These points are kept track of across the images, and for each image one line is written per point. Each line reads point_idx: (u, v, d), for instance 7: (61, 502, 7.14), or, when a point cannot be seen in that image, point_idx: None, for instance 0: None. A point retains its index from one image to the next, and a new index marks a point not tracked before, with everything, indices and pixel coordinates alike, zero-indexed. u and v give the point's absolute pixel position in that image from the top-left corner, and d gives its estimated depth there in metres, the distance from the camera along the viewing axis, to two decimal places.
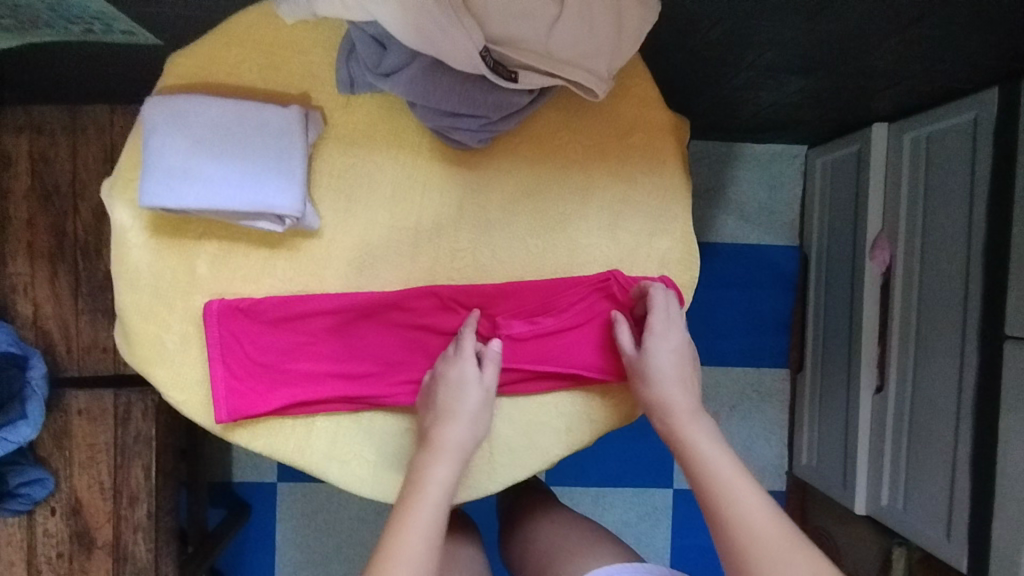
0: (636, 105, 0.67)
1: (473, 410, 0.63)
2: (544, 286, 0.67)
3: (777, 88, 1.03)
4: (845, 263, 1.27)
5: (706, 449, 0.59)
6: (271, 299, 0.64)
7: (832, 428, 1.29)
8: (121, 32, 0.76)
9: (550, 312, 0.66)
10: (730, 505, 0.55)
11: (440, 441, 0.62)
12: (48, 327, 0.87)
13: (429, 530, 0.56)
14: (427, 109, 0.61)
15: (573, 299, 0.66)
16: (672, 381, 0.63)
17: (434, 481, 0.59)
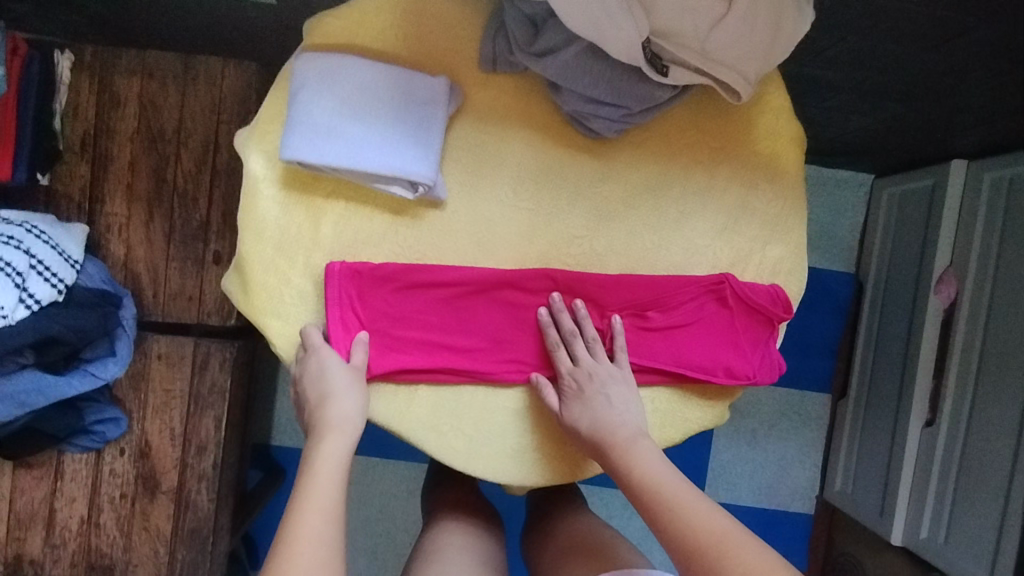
0: (767, 114, 0.68)
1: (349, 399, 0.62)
2: (660, 281, 0.67)
3: (869, 113, 1.04)
4: (905, 295, 1.27)
5: (640, 455, 0.59)
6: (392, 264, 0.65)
7: (874, 456, 1.29)
8: None
9: (662, 307, 0.67)
10: (667, 511, 0.54)
11: (328, 418, 0.61)
12: (138, 270, 0.88)
13: (323, 518, 0.54)
14: (572, 93, 0.62)
15: (687, 297, 0.67)
16: (601, 390, 0.64)
17: (325, 458, 0.58)
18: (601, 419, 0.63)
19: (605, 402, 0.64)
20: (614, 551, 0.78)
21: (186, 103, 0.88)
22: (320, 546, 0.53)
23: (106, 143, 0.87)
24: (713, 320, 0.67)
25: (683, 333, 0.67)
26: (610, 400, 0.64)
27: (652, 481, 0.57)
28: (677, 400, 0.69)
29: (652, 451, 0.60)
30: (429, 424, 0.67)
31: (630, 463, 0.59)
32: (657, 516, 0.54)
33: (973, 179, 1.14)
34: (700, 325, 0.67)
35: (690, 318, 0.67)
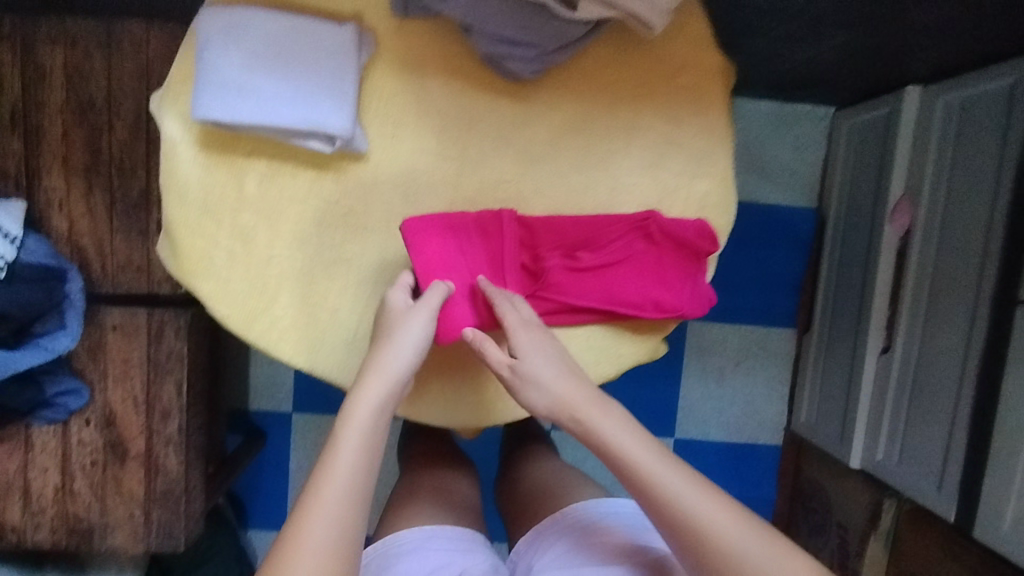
0: (688, 44, 0.67)
1: (402, 365, 0.59)
2: (586, 221, 0.67)
3: (817, 42, 1.01)
4: (863, 226, 1.28)
5: (608, 427, 0.57)
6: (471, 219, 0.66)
7: (835, 386, 1.32)
8: None
9: (593, 247, 0.67)
10: (655, 490, 0.54)
11: (377, 378, 0.58)
12: (84, 243, 0.88)
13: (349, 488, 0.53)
14: (483, 34, 0.61)
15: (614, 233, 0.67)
16: (549, 357, 0.60)
17: (360, 421, 0.56)
18: (549, 388, 0.59)
19: (551, 357, 0.60)
20: (566, 488, 0.81)
21: (114, 71, 0.86)
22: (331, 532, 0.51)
23: (38, 116, 0.86)
24: (643, 256, 0.68)
25: (613, 272, 0.68)
26: (558, 354, 0.61)
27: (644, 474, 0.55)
28: (611, 337, 0.71)
29: (615, 417, 0.58)
30: None
31: (600, 437, 0.57)
32: (666, 515, 0.53)
33: (926, 104, 1.13)
34: (630, 262, 0.68)
35: (620, 256, 0.67)
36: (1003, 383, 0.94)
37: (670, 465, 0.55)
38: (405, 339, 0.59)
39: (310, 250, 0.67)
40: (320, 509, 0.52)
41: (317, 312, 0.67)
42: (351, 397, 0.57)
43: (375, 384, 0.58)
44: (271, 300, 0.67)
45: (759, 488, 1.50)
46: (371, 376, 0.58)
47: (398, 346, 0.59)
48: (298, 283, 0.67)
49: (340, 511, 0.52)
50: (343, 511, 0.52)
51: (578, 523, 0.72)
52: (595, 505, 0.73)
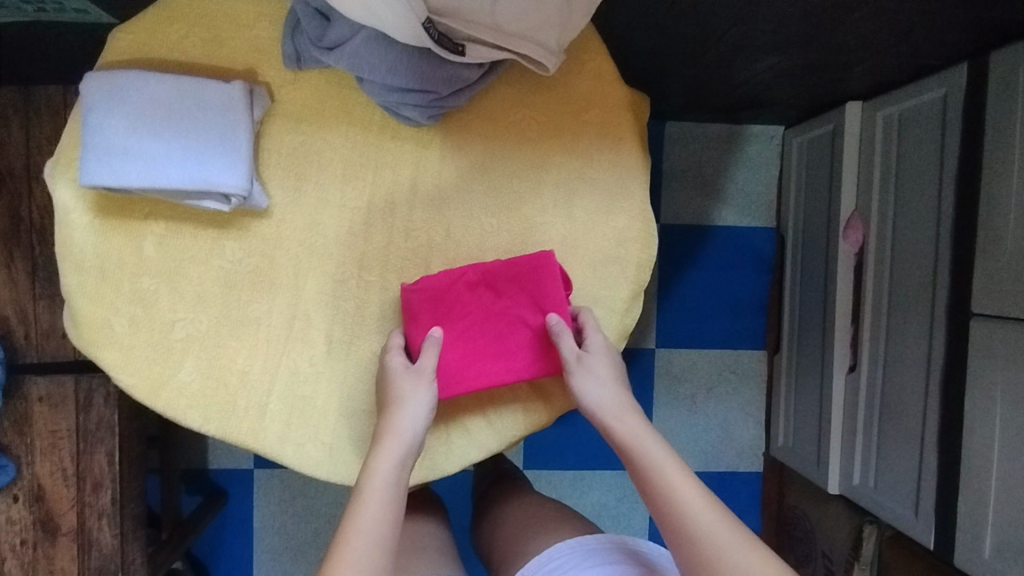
0: (591, 80, 0.66)
1: (416, 419, 0.60)
2: (461, 286, 0.64)
3: (748, 65, 1.01)
4: (820, 243, 1.26)
5: (646, 448, 0.58)
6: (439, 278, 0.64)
7: (807, 408, 1.29)
8: (74, 11, 0.74)
9: (475, 314, 0.64)
10: (672, 515, 0.54)
11: (391, 429, 0.59)
12: (6, 312, 0.86)
13: (376, 534, 0.53)
14: (375, 83, 0.60)
15: (489, 293, 0.64)
16: (605, 381, 0.62)
17: (378, 473, 0.56)
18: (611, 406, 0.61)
19: (610, 379, 0.62)
20: (513, 536, 0.76)
21: (33, 139, 0.85)
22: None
23: None
24: (524, 306, 0.64)
25: (512, 334, 0.64)
26: (617, 377, 0.63)
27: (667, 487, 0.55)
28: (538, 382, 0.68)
29: (649, 436, 0.58)
30: (283, 438, 0.66)
31: (636, 459, 0.58)
32: (676, 526, 0.53)
33: (869, 119, 1.13)
34: (512, 316, 0.64)
35: (501, 313, 0.64)
36: (966, 399, 0.91)
37: (695, 487, 0.55)
38: (416, 395, 0.60)
39: (215, 312, 0.64)
40: (345, 563, 0.51)
41: (227, 376, 0.65)
42: (374, 446, 0.58)
43: (385, 445, 0.58)
44: (178, 366, 0.64)
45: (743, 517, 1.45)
46: (389, 434, 0.59)
47: (404, 398, 0.60)
48: (206, 346, 0.64)
49: (368, 552, 0.52)
50: (370, 549, 0.53)
51: (565, 564, 0.65)
52: (584, 542, 0.67)
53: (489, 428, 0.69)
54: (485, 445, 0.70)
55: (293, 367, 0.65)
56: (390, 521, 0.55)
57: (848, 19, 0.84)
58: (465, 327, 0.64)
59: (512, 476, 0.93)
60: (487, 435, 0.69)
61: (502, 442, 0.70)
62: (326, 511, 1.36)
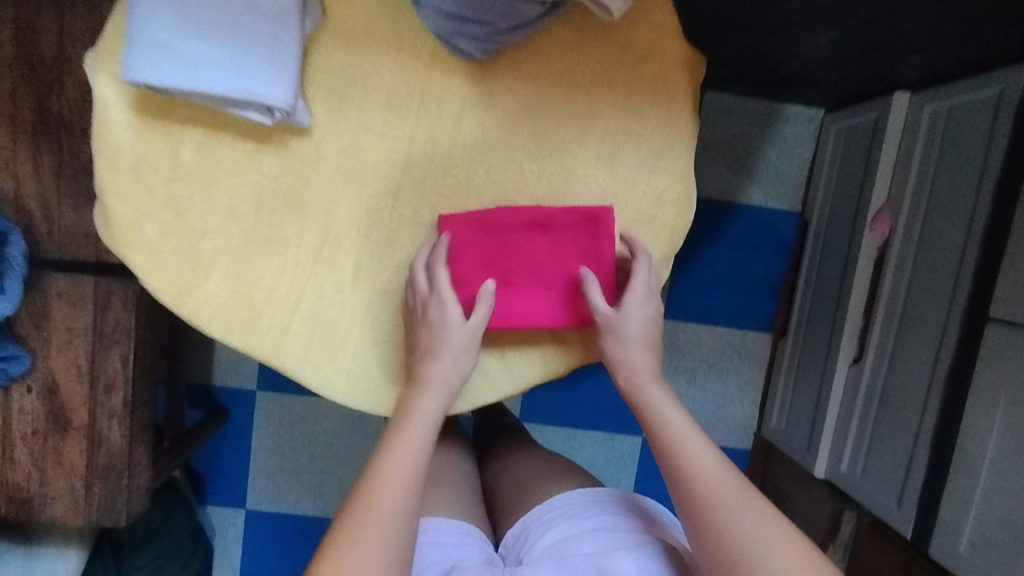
0: (651, 32, 0.64)
1: (455, 368, 0.62)
2: (515, 224, 0.64)
3: (804, 39, 0.98)
4: (843, 232, 1.25)
5: (661, 402, 0.61)
6: (489, 211, 0.64)
7: (805, 394, 1.31)
8: None
9: (524, 253, 0.65)
10: (685, 471, 0.56)
11: (429, 376, 0.62)
12: (30, 206, 0.85)
13: (416, 461, 0.56)
14: (433, 10, 0.58)
15: (542, 236, 0.65)
16: (637, 334, 0.64)
17: (421, 412, 0.60)
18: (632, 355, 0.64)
19: (640, 339, 0.64)
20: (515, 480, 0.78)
21: (66, 28, 0.82)
22: (400, 503, 0.53)
23: None
24: (573, 256, 0.65)
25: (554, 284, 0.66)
26: (648, 335, 0.65)
27: (676, 440, 0.58)
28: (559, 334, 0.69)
29: (686, 426, 0.59)
30: (305, 357, 0.66)
31: (650, 409, 0.61)
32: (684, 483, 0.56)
33: (914, 112, 1.11)
34: (560, 262, 0.66)
35: (550, 255, 0.65)
36: (968, 402, 0.92)
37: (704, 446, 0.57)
38: (456, 347, 0.62)
39: (245, 226, 0.64)
40: (384, 482, 0.54)
41: (252, 292, 0.65)
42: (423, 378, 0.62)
43: (425, 392, 0.61)
44: (205, 276, 0.64)
45: None
46: (429, 380, 0.62)
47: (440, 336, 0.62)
48: (233, 260, 0.64)
49: (409, 475, 0.55)
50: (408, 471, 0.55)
51: (566, 513, 0.68)
52: (583, 495, 0.70)
53: (506, 372, 0.70)
54: (501, 388, 0.70)
55: (319, 290, 0.66)
56: (426, 451, 0.58)
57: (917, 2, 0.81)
58: (511, 266, 0.65)
59: (514, 426, 0.95)
60: (501, 378, 0.70)
61: (517, 387, 0.70)
62: (324, 439, 1.39)
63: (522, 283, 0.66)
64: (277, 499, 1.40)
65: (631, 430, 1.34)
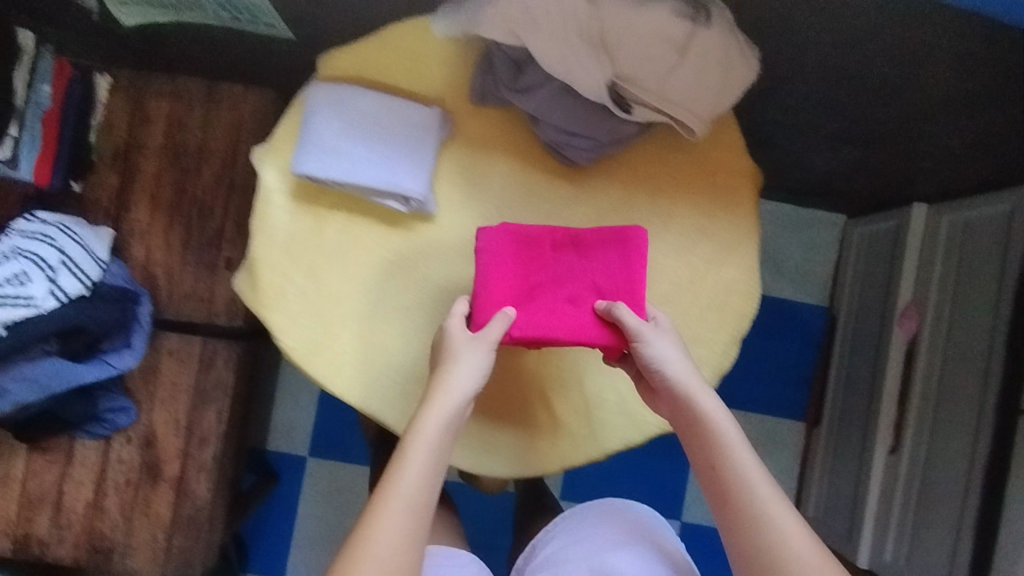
0: (724, 149, 0.77)
1: (470, 379, 0.65)
2: (547, 245, 0.71)
3: (834, 155, 1.12)
4: (872, 327, 1.34)
5: (716, 421, 0.64)
6: (526, 231, 0.71)
7: (843, 482, 1.34)
8: (264, 24, 0.94)
9: (554, 271, 0.70)
10: (738, 496, 0.61)
11: (447, 383, 0.64)
12: (156, 272, 0.95)
13: (425, 472, 0.61)
14: (549, 126, 0.71)
15: (573, 254, 0.71)
16: (672, 352, 0.67)
17: (434, 421, 0.62)
18: (678, 370, 0.66)
19: (674, 357, 0.67)
20: None
21: (209, 123, 0.97)
22: (405, 513, 0.59)
23: (134, 156, 0.95)
24: (597, 276, 0.70)
25: (578, 304, 0.69)
26: (682, 355, 0.68)
27: (733, 465, 0.62)
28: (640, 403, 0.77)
29: (743, 449, 0.63)
30: (412, 413, 0.73)
31: (703, 426, 0.65)
32: (739, 509, 0.61)
33: (933, 221, 1.23)
34: (586, 278, 0.70)
35: (582, 273, 0.70)
36: (1009, 491, 0.96)
37: (756, 471, 0.62)
38: (473, 358, 0.65)
39: (371, 297, 0.74)
40: (394, 494, 0.59)
41: (373, 352, 0.74)
42: (426, 402, 0.63)
43: (438, 399, 0.63)
44: (333, 338, 0.73)
45: None
46: (442, 387, 0.64)
47: (461, 353, 0.65)
48: (359, 324, 0.74)
49: (418, 487, 0.60)
50: (419, 485, 0.60)
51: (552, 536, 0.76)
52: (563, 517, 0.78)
53: (591, 436, 0.76)
54: (586, 453, 0.76)
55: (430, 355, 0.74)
56: (435, 462, 0.61)
57: None
58: (535, 286, 0.70)
59: None
60: (586, 442, 0.76)
61: (600, 453, 0.76)
62: None
63: (544, 300, 0.69)
64: (318, 570, 1.40)
65: (673, 513, 1.36)
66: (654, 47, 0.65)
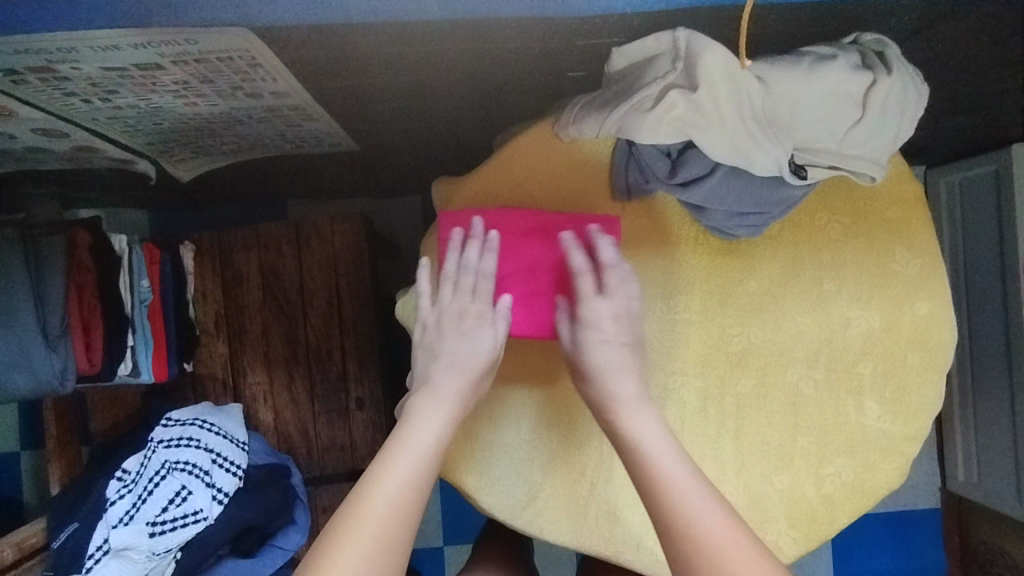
0: (889, 180, 0.71)
1: (468, 374, 0.57)
2: (517, 230, 0.63)
3: (929, 126, 1.07)
4: (989, 279, 1.28)
5: (624, 414, 0.54)
6: (495, 214, 0.63)
7: (995, 442, 1.28)
8: (329, 144, 0.88)
9: (523, 260, 0.63)
10: (668, 499, 0.49)
11: (435, 378, 0.57)
12: (289, 431, 0.91)
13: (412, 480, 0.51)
14: (718, 211, 0.65)
15: (546, 242, 0.63)
16: (611, 334, 0.57)
17: (424, 424, 0.54)
18: (598, 357, 0.56)
19: (607, 338, 0.57)
20: None
21: (302, 263, 0.90)
22: (389, 522, 0.48)
23: (237, 319, 0.90)
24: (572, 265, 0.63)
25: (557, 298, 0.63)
26: (619, 332, 0.57)
27: (650, 465, 0.51)
28: (863, 470, 0.70)
29: (649, 418, 0.54)
30: (630, 546, 0.68)
31: (616, 425, 0.54)
32: (657, 514, 0.49)
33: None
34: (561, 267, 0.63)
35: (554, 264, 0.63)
36: None
37: (687, 472, 0.50)
38: (475, 349, 0.58)
39: (564, 436, 0.68)
40: (378, 495, 0.49)
41: (579, 487, 0.68)
42: (419, 397, 0.56)
43: (433, 395, 0.56)
44: (533, 484, 0.68)
45: (924, 556, 1.46)
46: (434, 385, 0.56)
47: (460, 347, 0.58)
48: (555, 463, 0.68)
49: (403, 494, 0.49)
50: (404, 492, 0.49)
51: None
52: None
53: (823, 517, 0.70)
54: (818, 534, 0.70)
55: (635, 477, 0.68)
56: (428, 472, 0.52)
57: None
58: (505, 276, 0.63)
59: None
60: (816, 525, 0.70)
61: (832, 531, 0.70)
62: None
63: (518, 290, 0.63)
64: None
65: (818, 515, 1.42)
66: (828, 107, 0.58)
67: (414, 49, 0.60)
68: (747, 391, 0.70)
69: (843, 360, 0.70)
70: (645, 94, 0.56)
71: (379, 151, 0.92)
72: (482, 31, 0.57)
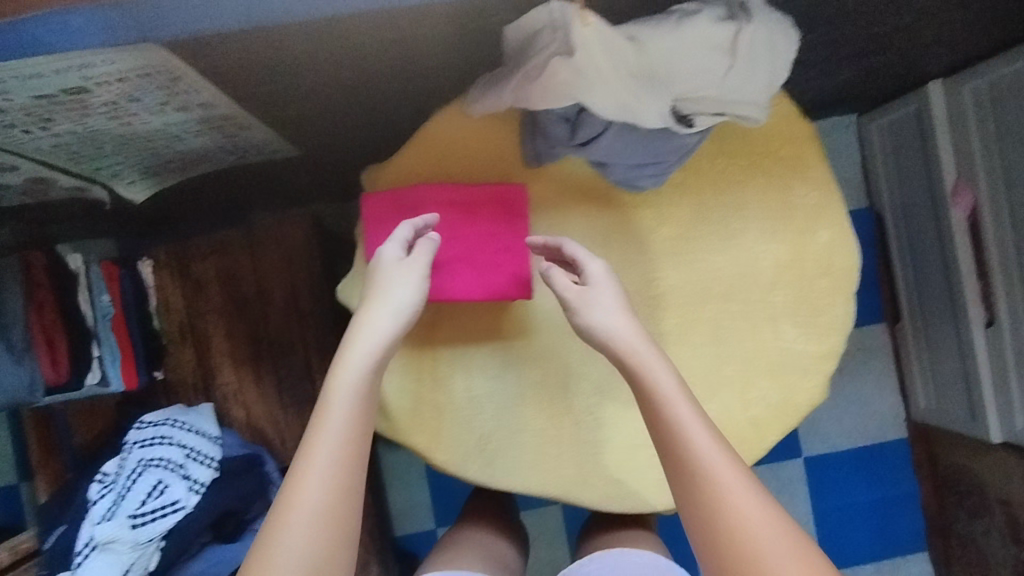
0: (778, 122, 0.76)
1: (392, 314, 0.61)
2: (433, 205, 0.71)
3: (838, 73, 1.13)
4: (924, 212, 1.33)
5: (654, 369, 0.60)
6: (411, 193, 0.71)
7: (948, 365, 1.33)
8: (272, 152, 0.94)
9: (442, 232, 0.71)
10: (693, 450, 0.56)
11: (359, 326, 0.60)
12: (261, 425, 0.95)
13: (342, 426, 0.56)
14: (619, 165, 0.70)
15: (461, 215, 0.71)
16: (612, 302, 0.64)
17: (347, 369, 0.58)
18: (613, 323, 0.63)
19: (611, 300, 0.64)
20: None
21: (257, 265, 0.95)
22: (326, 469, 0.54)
23: (201, 324, 0.95)
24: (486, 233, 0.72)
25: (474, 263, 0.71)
26: (617, 297, 0.65)
27: (677, 421, 0.57)
28: (787, 390, 0.75)
29: (669, 375, 0.60)
30: (575, 485, 0.73)
31: (637, 381, 0.60)
32: (683, 467, 0.55)
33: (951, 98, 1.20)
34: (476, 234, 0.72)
35: (462, 236, 0.71)
36: None
37: (705, 428, 0.57)
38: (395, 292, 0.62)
39: (506, 389, 0.74)
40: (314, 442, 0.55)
41: (523, 434, 0.73)
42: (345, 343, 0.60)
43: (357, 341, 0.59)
44: (480, 438, 0.73)
45: (899, 484, 1.51)
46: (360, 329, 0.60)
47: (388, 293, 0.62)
48: (500, 415, 0.74)
49: (338, 442, 0.55)
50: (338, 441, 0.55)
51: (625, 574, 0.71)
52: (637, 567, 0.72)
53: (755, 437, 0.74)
54: (752, 454, 0.75)
55: (574, 420, 0.74)
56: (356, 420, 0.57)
57: (939, 21, 0.93)
58: None
59: None
60: (750, 445, 0.74)
61: (764, 449, 0.75)
62: None
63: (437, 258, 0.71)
64: None
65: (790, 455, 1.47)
66: (702, 57, 0.63)
67: (318, 48, 0.65)
68: (672, 330, 0.75)
69: (756, 290, 0.76)
70: (531, 65, 0.62)
71: (316, 152, 0.97)
72: (376, 28, 0.63)
